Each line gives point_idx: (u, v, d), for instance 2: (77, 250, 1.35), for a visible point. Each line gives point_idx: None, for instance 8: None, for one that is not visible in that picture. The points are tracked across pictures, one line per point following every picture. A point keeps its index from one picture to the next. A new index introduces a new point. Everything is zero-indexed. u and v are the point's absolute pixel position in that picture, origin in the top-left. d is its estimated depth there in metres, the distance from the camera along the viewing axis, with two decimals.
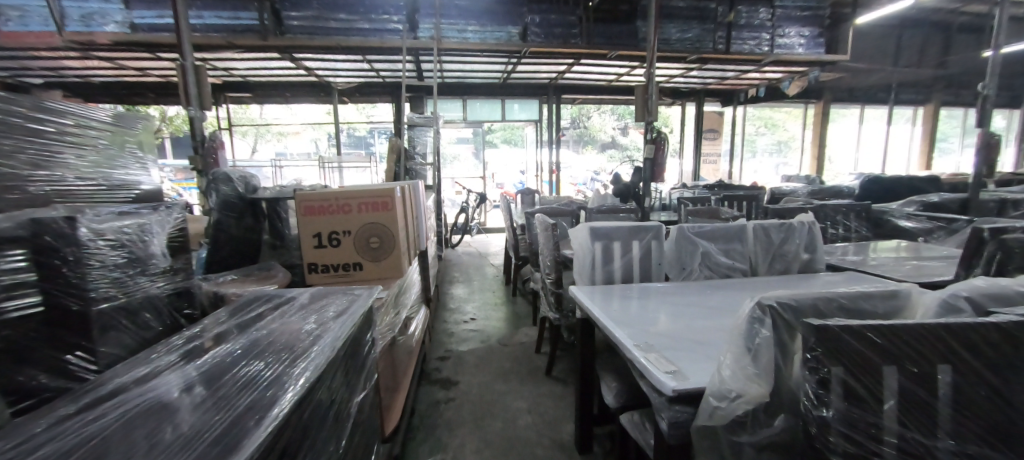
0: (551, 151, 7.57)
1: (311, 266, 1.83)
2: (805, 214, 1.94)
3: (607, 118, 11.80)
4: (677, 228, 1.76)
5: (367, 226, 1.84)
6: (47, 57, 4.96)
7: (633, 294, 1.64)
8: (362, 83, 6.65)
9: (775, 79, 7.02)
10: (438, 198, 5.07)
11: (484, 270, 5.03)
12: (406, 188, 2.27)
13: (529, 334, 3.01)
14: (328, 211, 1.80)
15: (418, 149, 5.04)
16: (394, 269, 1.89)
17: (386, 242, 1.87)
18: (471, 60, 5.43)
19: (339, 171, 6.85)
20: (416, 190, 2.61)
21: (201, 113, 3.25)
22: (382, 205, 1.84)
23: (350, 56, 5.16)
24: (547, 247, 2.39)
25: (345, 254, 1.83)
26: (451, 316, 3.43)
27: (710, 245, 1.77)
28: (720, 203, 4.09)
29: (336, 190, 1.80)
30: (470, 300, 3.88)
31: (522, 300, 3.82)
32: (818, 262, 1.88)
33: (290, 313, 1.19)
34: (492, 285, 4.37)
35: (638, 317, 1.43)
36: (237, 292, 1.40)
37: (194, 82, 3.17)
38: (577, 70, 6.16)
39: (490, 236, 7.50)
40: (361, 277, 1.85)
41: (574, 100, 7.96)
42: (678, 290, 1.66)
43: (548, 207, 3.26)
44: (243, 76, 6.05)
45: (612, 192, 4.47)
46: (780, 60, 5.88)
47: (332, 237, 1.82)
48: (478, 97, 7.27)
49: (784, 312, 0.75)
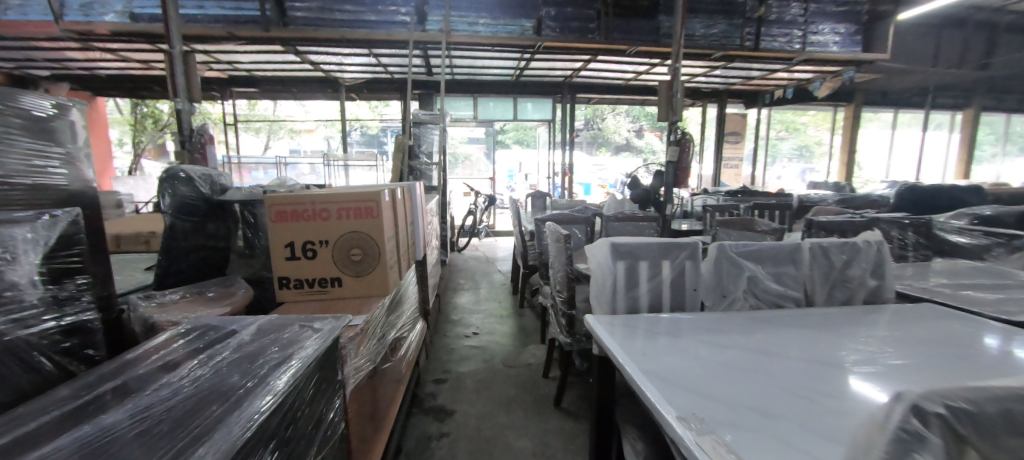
0: (563, 153, 7.27)
1: (282, 281, 1.56)
2: (871, 232, 1.61)
3: (622, 119, 11.43)
4: (717, 246, 1.46)
5: (348, 235, 1.57)
6: (48, 48, 4.86)
7: (661, 328, 1.34)
8: (370, 78, 6.43)
9: (804, 79, 6.61)
10: (444, 200, 4.81)
11: (492, 277, 4.74)
12: (400, 191, 1.99)
13: (537, 353, 2.72)
14: (302, 217, 1.54)
15: (424, 148, 4.81)
16: (378, 286, 1.62)
17: (371, 253, 1.60)
18: (482, 54, 5.16)
19: (344, 170, 6.65)
20: (414, 192, 2.34)
21: (190, 106, 3.04)
22: (366, 212, 1.57)
23: (356, 49, 4.93)
24: (558, 261, 2.09)
25: (321, 268, 1.57)
26: (452, 330, 3.14)
27: (757, 268, 1.45)
28: (750, 211, 3.73)
29: (312, 193, 1.54)
30: (475, 311, 3.59)
31: (530, 312, 3.53)
32: (887, 291, 1.56)
33: (225, 352, 0.91)
34: (499, 294, 4.06)
35: (673, 363, 1.13)
36: (174, 320, 1.14)
37: (182, 72, 2.96)
38: (593, 68, 5.85)
39: (499, 239, 7.24)
40: (340, 295, 1.59)
41: (590, 99, 7.65)
42: (718, 325, 1.35)
43: (560, 213, 2.95)
44: (248, 70, 5.90)
45: (631, 197, 4.09)
46: (812, 59, 5.49)
47: (306, 248, 1.55)
48: (490, 96, 7.00)
49: (964, 429, 0.45)
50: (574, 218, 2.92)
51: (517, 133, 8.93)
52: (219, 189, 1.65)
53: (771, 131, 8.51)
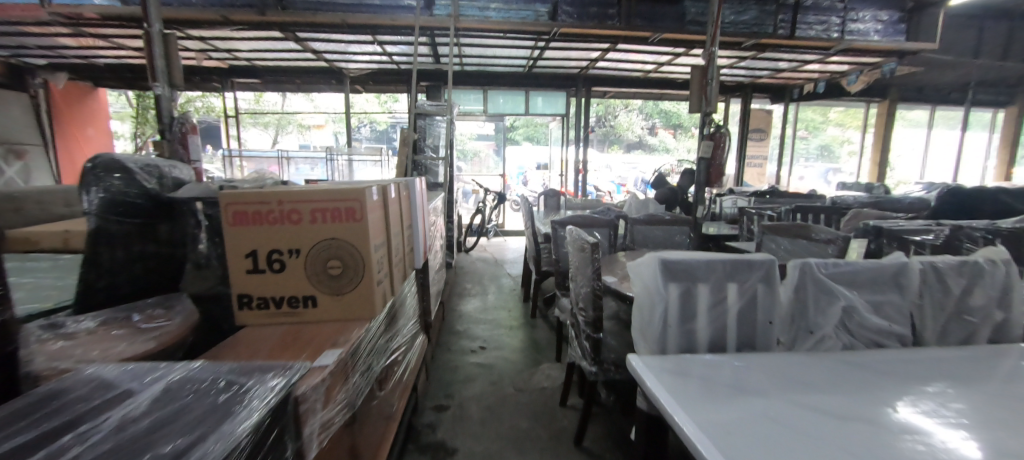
0: (576, 149, 6.91)
1: (242, 300, 1.25)
2: (995, 248, 1.24)
3: (636, 117, 11.03)
4: (800, 267, 1.11)
5: (325, 243, 1.25)
6: (39, 34, 4.63)
7: (727, 378, 1.00)
8: (376, 69, 6.13)
9: (838, 72, 6.16)
10: (450, 198, 4.49)
11: (500, 280, 4.41)
12: (396, 188, 1.67)
13: (552, 374, 2.39)
14: (267, 220, 1.22)
15: (429, 142, 4.50)
16: (362, 307, 1.30)
17: (352, 267, 1.27)
18: (493, 42, 4.83)
19: (348, 165, 6.38)
20: (414, 188, 2.01)
21: (170, 91, 2.76)
22: (349, 216, 1.24)
23: (358, 35, 4.62)
24: (581, 275, 1.76)
25: (292, 285, 1.25)
26: (457, 344, 2.81)
27: (853, 297, 1.10)
28: (789, 215, 3.34)
29: (281, 191, 1.22)
30: (482, 321, 3.25)
31: (542, 323, 3.19)
32: (1015, 328, 1.19)
33: (97, 432, 0.57)
34: (509, 302, 3.71)
35: (769, 440, 0.79)
36: (68, 366, 0.83)
37: (160, 53, 2.68)
38: (612, 57, 5.47)
39: (508, 240, 6.90)
40: (314, 318, 1.27)
41: (606, 92, 7.27)
42: (805, 376, 1.01)
43: (579, 215, 2.60)
44: (248, 59, 5.65)
45: (655, 197, 3.73)
46: (850, 49, 5.07)
47: (272, 258, 1.24)
48: (500, 89, 6.66)
49: None
50: (596, 221, 2.56)
51: (527, 129, 8.58)
52: (165, 183, 1.33)
53: (796, 129, 8.06)
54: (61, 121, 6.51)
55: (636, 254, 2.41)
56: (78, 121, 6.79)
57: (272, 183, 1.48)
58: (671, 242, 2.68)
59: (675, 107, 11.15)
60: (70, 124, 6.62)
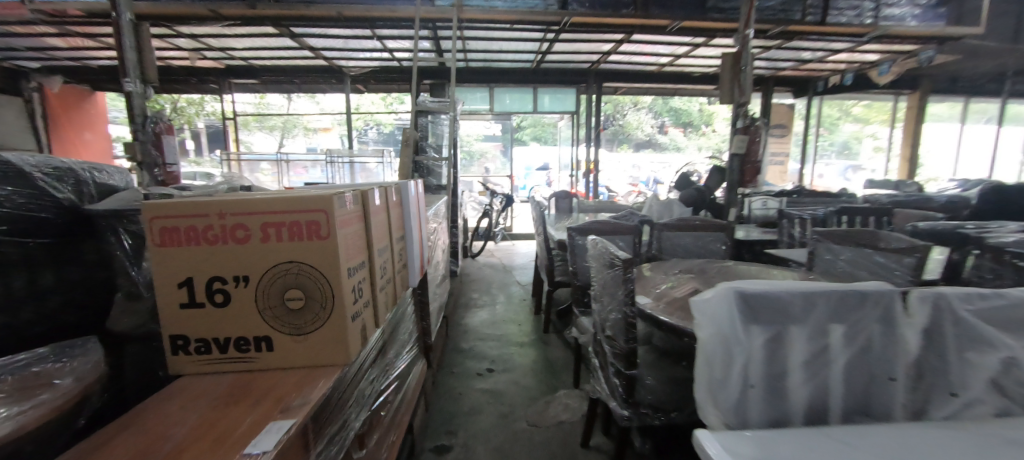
0: (586, 148, 6.59)
1: (176, 343, 0.97)
2: None
3: (645, 115, 10.66)
4: (944, 306, 0.90)
5: (282, 268, 0.95)
6: (27, 34, 4.43)
7: (848, 440, 0.79)
8: (377, 66, 5.86)
9: (868, 62, 5.77)
10: (454, 201, 4.19)
11: (510, 289, 4.09)
12: (382, 193, 1.36)
13: (571, 405, 2.07)
14: (204, 238, 0.93)
15: (432, 141, 4.21)
16: (333, 349, 0.99)
17: (318, 298, 0.97)
18: (499, 35, 4.53)
19: (349, 167, 6.11)
20: (407, 191, 1.69)
21: (143, 88, 2.50)
22: (313, 231, 0.94)
23: (356, 30, 4.36)
24: (609, 296, 1.43)
25: (239, 322, 0.96)
26: (461, 366, 2.50)
27: (1012, 348, 0.89)
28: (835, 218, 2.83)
29: (223, 200, 0.93)
30: (489, 337, 2.94)
31: (558, 340, 2.87)
32: None
33: None
34: (519, 314, 3.38)
35: None
36: None
37: (130, 46, 2.42)
38: (625, 50, 5.14)
39: (517, 243, 6.59)
40: (272, 364, 0.98)
41: (617, 88, 6.95)
42: (953, 441, 0.78)
43: (599, 221, 2.27)
44: (244, 58, 5.43)
45: (681, 198, 3.39)
46: (885, 37, 4.69)
47: (213, 289, 0.95)
48: (507, 87, 6.40)
49: None
50: (619, 228, 2.23)
51: (534, 128, 8.14)
52: (70, 187, 1.03)
53: (819, 124, 7.65)
54: (57, 125, 6.34)
55: (665, 266, 2.07)
56: (75, 125, 6.62)
57: (224, 190, 1.19)
58: (704, 250, 2.34)
59: (686, 104, 10.76)
60: (66, 128, 6.46)
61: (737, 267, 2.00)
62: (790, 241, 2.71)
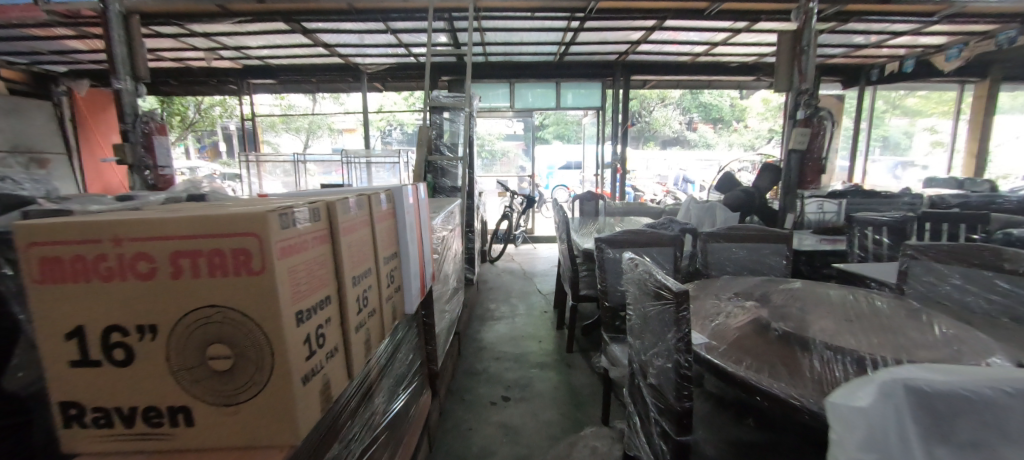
0: (612, 146, 6.21)
1: (69, 412, 0.71)
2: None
3: (673, 111, 10.14)
4: None
5: (206, 315, 0.68)
6: (47, 37, 4.43)
7: None
8: (393, 63, 5.68)
9: (933, 46, 5.16)
10: (470, 204, 3.92)
11: (531, 299, 3.78)
12: (362, 203, 1.07)
13: (600, 448, 1.72)
14: (97, 272, 0.66)
15: (448, 139, 3.96)
16: (275, 425, 0.72)
17: (257, 355, 0.70)
18: (519, 24, 4.25)
19: (366, 168, 5.93)
20: (402, 195, 1.39)
21: (134, 86, 2.34)
22: (242, 263, 0.66)
23: (369, 23, 4.15)
24: (655, 334, 1.10)
25: (147, 386, 0.69)
26: (474, 393, 2.21)
27: None
28: (921, 228, 2.34)
29: (119, 220, 0.66)
30: (506, 357, 2.63)
31: (583, 364, 2.53)
32: None
33: None
34: (540, 329, 3.05)
35: None
36: None
37: (118, 40, 2.27)
38: (656, 37, 4.75)
39: (539, 246, 6.28)
40: (193, 444, 0.72)
41: (646, 81, 6.55)
42: None
43: (632, 230, 1.93)
44: (260, 57, 5.33)
45: (726, 202, 3.01)
46: (958, 15, 4.12)
47: (114, 340, 0.69)
48: (529, 82, 6.12)
49: None
50: (657, 238, 1.89)
51: (557, 126, 8.19)
52: None
53: (871, 117, 6.99)
54: (86, 128, 6.45)
55: (713, 286, 1.72)
56: (104, 128, 6.74)
57: (158, 202, 0.93)
58: (759, 265, 1.95)
59: (716, 99, 10.19)
60: (95, 131, 6.58)
61: (806, 288, 1.62)
62: (861, 254, 2.33)
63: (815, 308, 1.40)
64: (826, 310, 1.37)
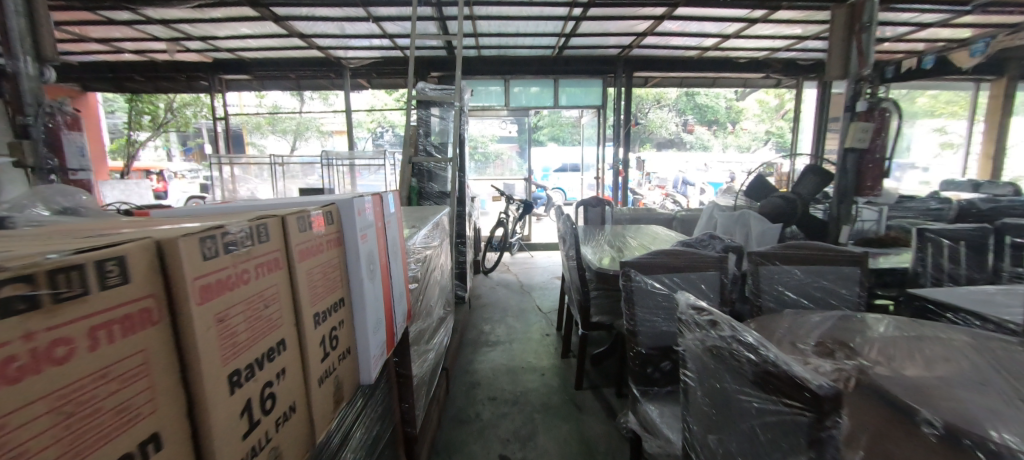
0: (614, 147, 5.83)
1: None
2: None
3: (669, 113, 9.78)
4: None
5: None
6: None
7: None
8: (379, 57, 5.26)
9: (956, 40, 4.85)
10: (460, 211, 3.49)
11: (530, 318, 3.35)
12: (270, 229, 0.62)
13: None
14: None
15: (435, 139, 3.54)
16: None
17: None
18: (515, 12, 3.85)
19: (348, 170, 5.45)
20: (359, 207, 0.93)
21: (40, 71, 1.96)
22: None
23: (349, 9, 3.72)
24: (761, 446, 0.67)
25: None
26: (466, 453, 1.77)
27: None
28: (1001, 245, 1.96)
29: None
30: (502, 397, 2.19)
31: (596, 405, 2.10)
32: None
33: None
34: (542, 358, 2.62)
35: None
36: None
37: (18, 12, 1.86)
38: (663, 29, 4.38)
39: (535, 255, 5.84)
40: None
41: (649, 78, 6.18)
42: None
43: (669, 251, 1.51)
44: (231, 49, 4.86)
45: (764, 208, 2.74)
46: (993, 3, 3.80)
47: None
48: (524, 78, 5.72)
49: None
50: (698, 262, 1.48)
51: (552, 128, 7.32)
52: None
53: None
54: None
55: (781, 327, 1.31)
56: None
57: None
58: (829, 295, 1.54)
59: (711, 101, 9.88)
60: None
61: (905, 331, 1.22)
62: (935, 276, 1.92)
63: (949, 373, 1.00)
64: (964, 376, 0.98)
